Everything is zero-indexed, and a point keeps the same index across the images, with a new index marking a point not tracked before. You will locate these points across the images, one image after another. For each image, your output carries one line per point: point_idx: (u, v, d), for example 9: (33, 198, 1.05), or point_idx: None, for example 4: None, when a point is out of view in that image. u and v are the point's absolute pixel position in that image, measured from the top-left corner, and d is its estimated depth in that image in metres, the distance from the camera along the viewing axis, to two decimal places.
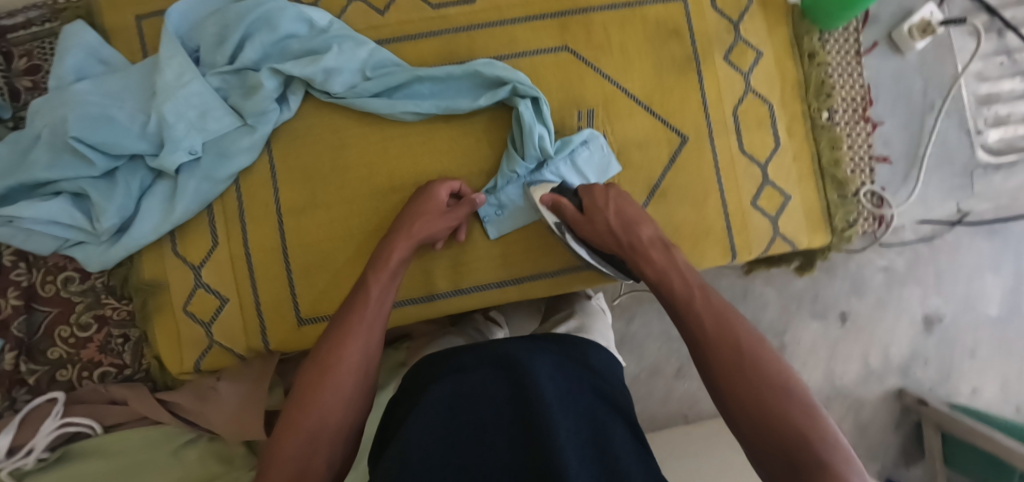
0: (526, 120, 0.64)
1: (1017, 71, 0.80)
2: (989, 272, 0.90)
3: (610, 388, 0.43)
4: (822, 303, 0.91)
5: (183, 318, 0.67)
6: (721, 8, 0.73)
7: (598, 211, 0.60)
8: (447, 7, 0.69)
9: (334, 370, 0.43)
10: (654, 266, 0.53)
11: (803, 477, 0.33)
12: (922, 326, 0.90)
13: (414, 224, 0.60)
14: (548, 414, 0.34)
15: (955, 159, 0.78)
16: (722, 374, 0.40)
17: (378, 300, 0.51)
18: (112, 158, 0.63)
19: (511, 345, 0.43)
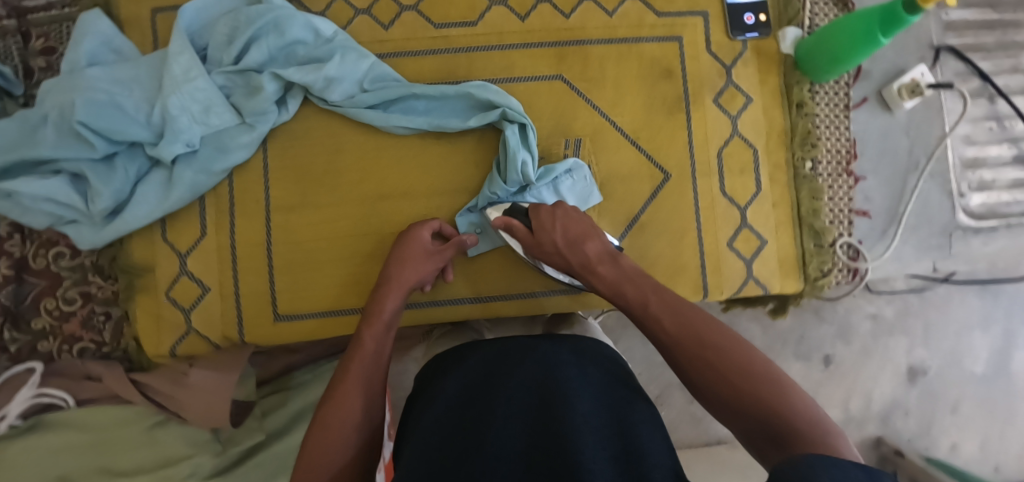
0: (511, 144, 0.66)
1: (1005, 138, 0.81)
2: (977, 330, 0.90)
3: (629, 377, 0.46)
4: (807, 345, 0.90)
5: (165, 303, 0.69)
6: (715, 52, 0.75)
7: (543, 233, 0.57)
8: (450, 28, 0.72)
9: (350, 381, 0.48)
10: (605, 283, 0.51)
11: (786, 451, 0.34)
12: (905, 377, 0.90)
13: (398, 268, 0.60)
14: (562, 406, 0.38)
15: (934, 220, 0.80)
16: (690, 368, 0.41)
17: (389, 313, 0.55)
18: (113, 144, 0.66)
19: (516, 343, 0.47)
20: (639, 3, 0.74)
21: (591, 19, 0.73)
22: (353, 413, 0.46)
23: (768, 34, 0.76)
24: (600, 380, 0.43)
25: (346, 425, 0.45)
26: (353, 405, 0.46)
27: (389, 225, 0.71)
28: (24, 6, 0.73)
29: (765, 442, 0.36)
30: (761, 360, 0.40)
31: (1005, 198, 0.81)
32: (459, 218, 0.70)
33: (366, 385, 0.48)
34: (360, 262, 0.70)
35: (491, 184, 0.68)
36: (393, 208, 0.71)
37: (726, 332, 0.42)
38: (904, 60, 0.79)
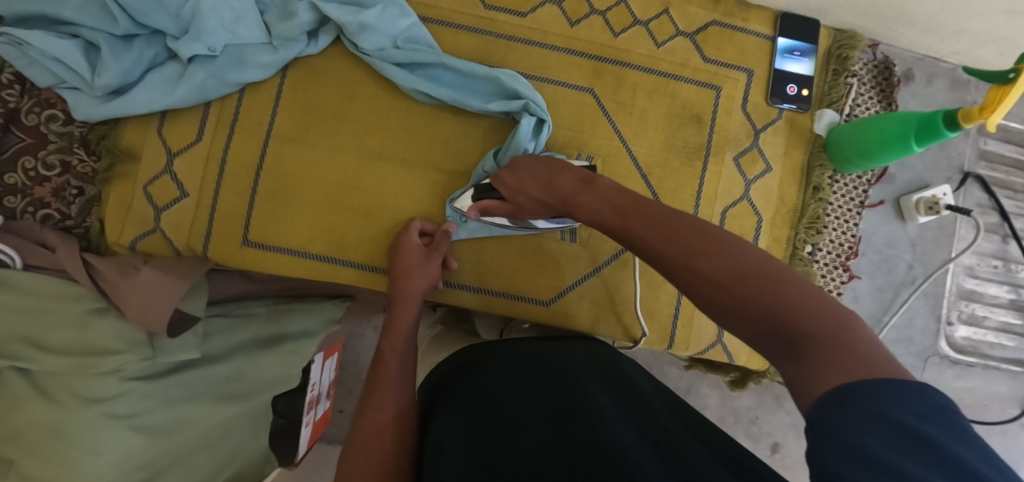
0: (521, 134, 0.65)
1: (1006, 280, 0.81)
2: None
3: (638, 376, 0.54)
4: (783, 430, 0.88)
5: (141, 194, 0.68)
6: (749, 113, 0.74)
7: (518, 195, 0.59)
8: (498, 12, 0.72)
9: (382, 386, 0.58)
10: (584, 212, 0.51)
11: (800, 352, 0.32)
12: None
13: (403, 280, 0.65)
14: (583, 398, 0.45)
15: (915, 341, 0.78)
16: (684, 279, 0.40)
17: (408, 323, 0.64)
18: (136, 26, 0.65)
19: (515, 354, 0.56)
20: (689, 43, 0.74)
21: (638, 45, 0.73)
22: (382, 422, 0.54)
23: (807, 109, 0.75)
24: (614, 384, 0.50)
25: (381, 428, 0.54)
26: (381, 423, 0.54)
27: (380, 184, 0.70)
28: None
29: (778, 349, 0.34)
30: (761, 260, 0.38)
31: (991, 339, 0.80)
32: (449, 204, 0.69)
33: (393, 398, 0.57)
34: (342, 213, 0.70)
35: (486, 160, 0.68)
36: (389, 169, 0.70)
37: (715, 233, 0.41)
38: (931, 175, 0.79)
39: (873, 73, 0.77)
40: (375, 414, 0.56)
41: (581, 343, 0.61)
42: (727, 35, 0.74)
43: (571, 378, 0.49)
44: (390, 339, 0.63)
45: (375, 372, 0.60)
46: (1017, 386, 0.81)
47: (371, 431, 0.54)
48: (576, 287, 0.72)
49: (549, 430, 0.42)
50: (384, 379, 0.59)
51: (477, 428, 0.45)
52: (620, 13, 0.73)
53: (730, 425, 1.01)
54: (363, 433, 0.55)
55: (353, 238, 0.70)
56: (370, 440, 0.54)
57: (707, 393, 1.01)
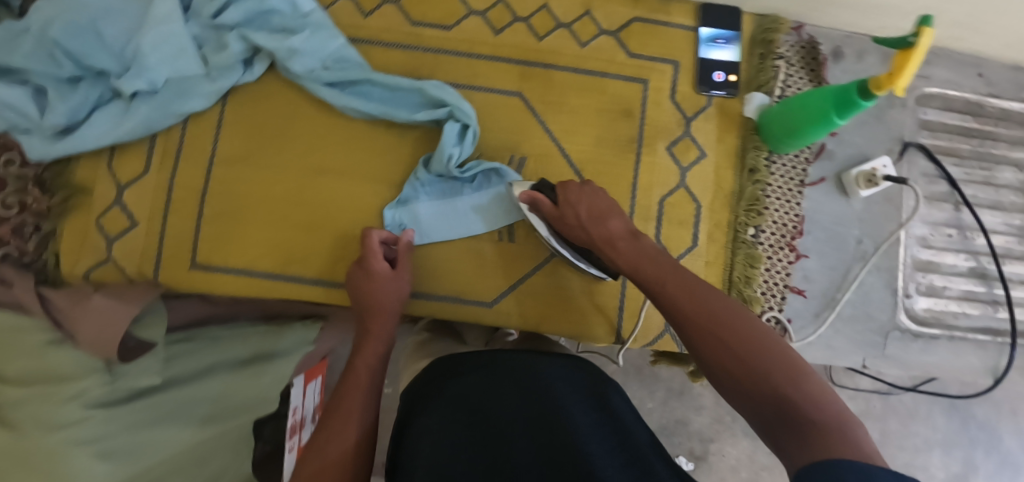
0: (445, 139, 0.67)
1: (962, 248, 0.80)
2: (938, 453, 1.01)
3: (608, 379, 0.55)
4: None
5: (94, 227, 0.71)
6: (679, 102, 0.75)
7: (569, 207, 0.60)
8: (425, 27, 0.75)
9: (352, 393, 0.55)
10: (623, 259, 0.53)
11: (804, 433, 0.35)
12: None
13: (373, 298, 0.64)
14: (563, 418, 0.45)
15: (874, 317, 0.76)
16: (704, 345, 0.43)
17: (381, 335, 0.62)
18: (81, 68, 0.69)
19: (507, 359, 0.53)
20: (613, 40, 0.75)
21: (562, 47, 0.75)
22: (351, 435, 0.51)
23: (736, 95, 0.76)
24: (588, 393, 0.50)
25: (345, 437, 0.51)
26: (351, 432, 0.52)
27: (321, 199, 0.72)
28: None
29: (782, 429, 0.37)
30: (781, 344, 0.41)
31: (954, 308, 0.79)
32: (386, 211, 0.71)
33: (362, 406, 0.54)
34: (286, 229, 0.72)
35: (422, 176, 0.70)
36: (329, 183, 0.72)
37: (745, 311, 0.44)
38: (872, 148, 0.78)
39: (801, 54, 0.78)
40: (342, 426, 0.52)
41: (563, 355, 0.58)
42: (651, 29, 0.76)
43: (546, 388, 0.48)
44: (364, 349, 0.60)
45: (344, 381, 0.57)
46: (987, 355, 0.79)
47: (333, 442, 0.51)
48: (519, 287, 0.72)
49: (534, 451, 0.43)
50: (353, 390, 0.55)
51: (461, 436, 0.45)
52: (543, 19, 0.76)
53: (726, 424, 1.03)
54: (322, 442, 0.51)
55: (297, 253, 0.71)
56: (331, 451, 0.50)
57: (701, 393, 1.03)
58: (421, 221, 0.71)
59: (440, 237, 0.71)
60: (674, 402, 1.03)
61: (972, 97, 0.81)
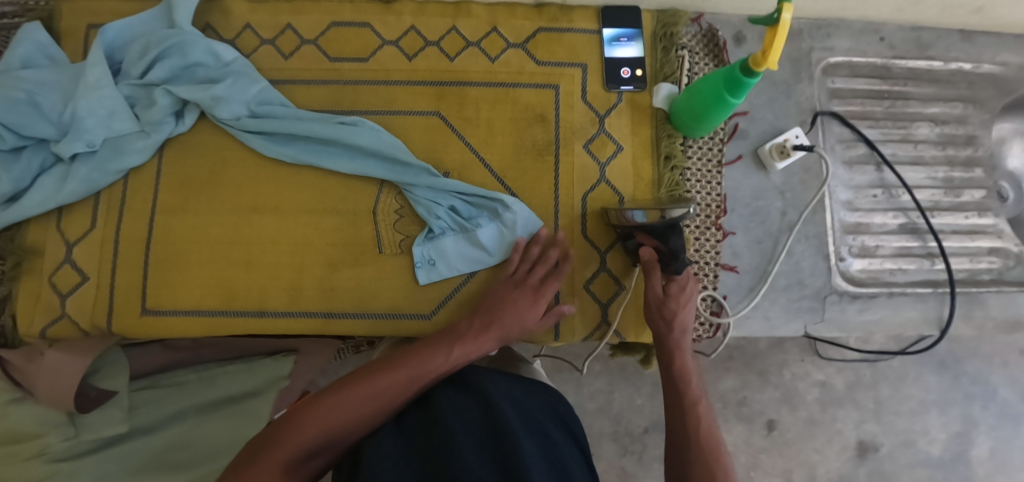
0: (406, 177, 0.73)
1: (890, 206, 0.82)
2: (933, 410, 1.09)
3: (563, 425, 0.56)
4: (796, 406, 1.09)
5: (47, 286, 0.75)
6: (590, 101, 0.79)
7: (670, 304, 0.65)
8: (342, 62, 0.79)
9: (398, 370, 0.56)
10: (679, 360, 0.62)
11: None
12: (857, 451, 1.07)
13: (515, 315, 0.66)
14: (509, 432, 0.45)
15: (807, 283, 0.78)
16: (688, 450, 0.53)
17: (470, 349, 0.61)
18: (23, 138, 0.74)
19: (477, 378, 0.56)
20: (521, 52, 0.79)
21: (472, 63, 0.79)
22: (375, 398, 0.52)
23: (644, 88, 0.79)
24: (534, 424, 0.51)
25: (369, 399, 0.52)
26: (375, 396, 0.53)
27: (259, 234, 0.75)
28: None
29: None
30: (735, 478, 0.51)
31: (889, 266, 0.80)
32: (415, 247, 0.73)
33: (409, 383, 0.55)
34: (227, 267, 0.75)
35: (433, 218, 0.72)
36: (264, 219, 0.75)
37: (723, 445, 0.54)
38: (784, 122, 0.81)
39: (703, 43, 0.81)
40: (391, 378, 0.54)
41: (525, 385, 0.59)
42: (555, 37, 0.80)
43: (497, 409, 0.49)
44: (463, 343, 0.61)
45: (426, 351, 0.59)
46: (927, 308, 0.79)
47: (384, 387, 0.53)
48: (452, 298, 0.74)
49: (478, 454, 0.43)
50: (425, 365, 0.57)
51: (410, 446, 0.47)
52: (452, 40, 0.79)
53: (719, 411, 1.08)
54: (378, 375, 0.55)
55: (239, 289, 0.74)
56: (378, 392, 0.53)
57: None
58: (447, 256, 0.73)
59: (474, 267, 0.73)
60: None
61: (877, 62, 0.84)
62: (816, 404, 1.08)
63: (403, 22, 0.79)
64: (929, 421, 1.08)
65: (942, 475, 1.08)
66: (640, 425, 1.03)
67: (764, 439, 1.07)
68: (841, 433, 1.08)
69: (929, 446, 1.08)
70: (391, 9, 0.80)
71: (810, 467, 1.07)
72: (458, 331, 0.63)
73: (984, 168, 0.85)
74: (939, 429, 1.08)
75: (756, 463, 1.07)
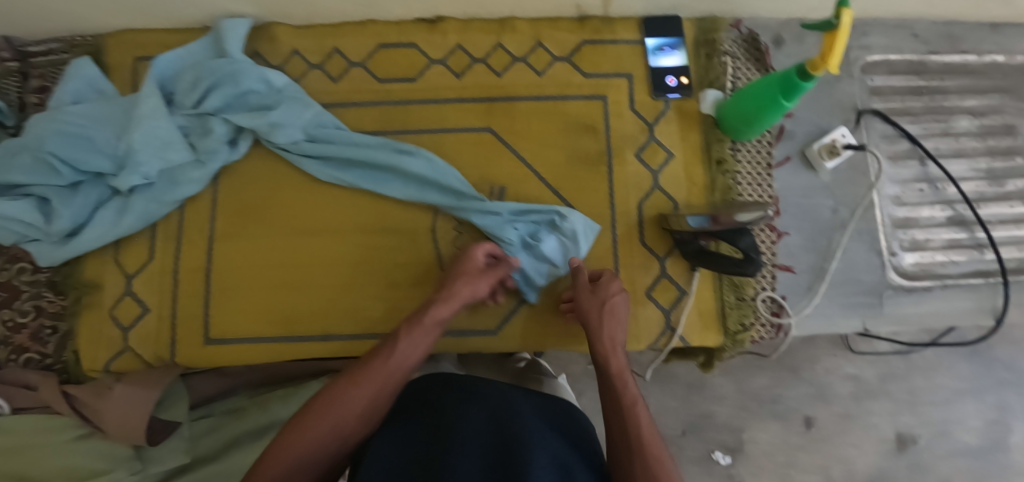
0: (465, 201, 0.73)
1: (936, 199, 0.83)
2: (968, 398, 1.09)
3: (581, 438, 0.56)
4: (829, 401, 1.08)
5: (108, 320, 0.75)
6: (639, 110, 0.80)
7: (598, 292, 0.66)
8: (391, 83, 0.79)
9: (365, 377, 0.56)
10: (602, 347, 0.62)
11: None
12: (895, 444, 1.07)
13: (461, 282, 0.65)
14: (518, 442, 0.46)
15: (862, 280, 0.79)
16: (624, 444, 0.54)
17: (425, 332, 0.62)
18: (80, 173, 0.74)
19: (492, 387, 0.57)
20: (568, 65, 0.80)
21: (520, 78, 0.79)
22: (351, 410, 0.54)
23: (690, 95, 0.80)
24: (550, 437, 0.51)
25: (345, 413, 0.54)
26: (348, 408, 0.54)
27: (315, 257, 0.75)
28: (28, 51, 0.83)
29: None
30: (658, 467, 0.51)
31: (940, 258, 0.81)
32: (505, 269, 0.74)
33: (381, 383, 0.56)
34: (288, 292, 0.75)
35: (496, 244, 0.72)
36: (320, 241, 0.75)
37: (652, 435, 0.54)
38: (827, 121, 0.82)
39: (744, 47, 0.82)
40: (357, 389, 0.55)
41: (541, 397, 0.59)
42: (599, 49, 0.81)
43: (512, 423, 0.49)
44: (398, 348, 0.60)
45: (378, 354, 0.59)
46: (981, 298, 0.80)
47: (355, 397, 0.55)
48: (517, 311, 0.75)
49: (480, 468, 0.44)
50: (365, 384, 0.56)
51: (414, 445, 0.49)
52: (499, 56, 0.80)
53: (753, 410, 1.07)
54: (346, 384, 0.56)
55: (301, 313, 0.74)
56: (349, 405, 0.54)
57: (721, 384, 1.08)
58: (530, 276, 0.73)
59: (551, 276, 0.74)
60: (695, 397, 1.08)
61: (912, 58, 0.85)
62: (849, 398, 1.08)
63: (449, 41, 0.80)
64: (964, 409, 1.09)
65: (981, 464, 1.07)
66: (676, 427, 1.06)
67: (801, 436, 1.07)
68: (877, 426, 1.08)
69: (965, 435, 1.08)
70: (437, 29, 0.80)
71: (848, 463, 1.06)
72: (411, 319, 0.63)
73: None
74: (974, 417, 1.08)
75: (794, 461, 1.06)
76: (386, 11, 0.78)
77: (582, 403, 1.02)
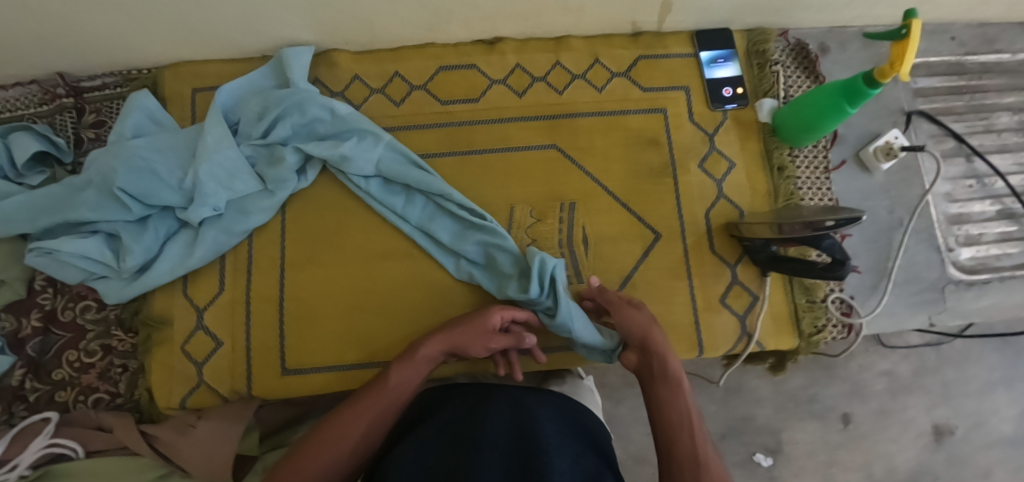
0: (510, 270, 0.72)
1: (986, 194, 0.85)
2: (1000, 388, 1.00)
3: (592, 436, 0.56)
4: (861, 395, 1.00)
5: (180, 355, 0.73)
6: (698, 121, 0.81)
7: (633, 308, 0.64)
8: (454, 104, 0.80)
9: (358, 408, 0.56)
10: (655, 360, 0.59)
11: None
12: (932, 437, 0.99)
13: (460, 334, 0.62)
14: (538, 446, 0.47)
15: (924, 276, 0.81)
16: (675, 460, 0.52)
17: (419, 365, 0.60)
18: (147, 207, 0.73)
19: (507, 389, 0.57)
20: (625, 80, 0.82)
21: (581, 95, 0.81)
22: (348, 440, 0.53)
23: (746, 105, 0.82)
24: (566, 441, 0.51)
25: (342, 443, 0.53)
26: (345, 439, 0.54)
27: (391, 282, 0.75)
28: (81, 86, 0.81)
29: None
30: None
31: (995, 251, 0.84)
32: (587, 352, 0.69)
33: (374, 416, 0.55)
34: (364, 318, 0.74)
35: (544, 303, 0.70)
36: (394, 267, 0.75)
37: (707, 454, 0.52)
38: (877, 124, 0.84)
39: (793, 57, 0.85)
40: (351, 420, 0.54)
41: (551, 394, 0.59)
42: (655, 63, 0.82)
43: (532, 425, 0.50)
44: (391, 381, 0.58)
45: (372, 386, 0.58)
46: None
47: (350, 430, 0.54)
48: None
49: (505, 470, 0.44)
50: (361, 423, 0.55)
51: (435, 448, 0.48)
52: (558, 74, 0.81)
53: (791, 411, 0.99)
54: (341, 416, 0.55)
55: (379, 339, 0.73)
56: (344, 438, 0.53)
57: (757, 386, 0.99)
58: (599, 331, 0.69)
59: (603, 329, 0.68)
60: (733, 400, 0.99)
61: (951, 60, 0.88)
62: (885, 393, 1.00)
63: (507, 61, 0.81)
64: (996, 400, 1.00)
65: (1019, 453, 0.99)
66: (715, 431, 0.98)
67: (840, 434, 0.99)
68: (913, 421, 0.99)
69: (1001, 424, 1.00)
70: (495, 50, 0.81)
71: (889, 458, 0.98)
72: (404, 354, 0.61)
73: None
74: (1008, 406, 1.00)
75: (834, 460, 0.98)
76: (447, 33, 0.79)
77: (620, 411, 0.98)
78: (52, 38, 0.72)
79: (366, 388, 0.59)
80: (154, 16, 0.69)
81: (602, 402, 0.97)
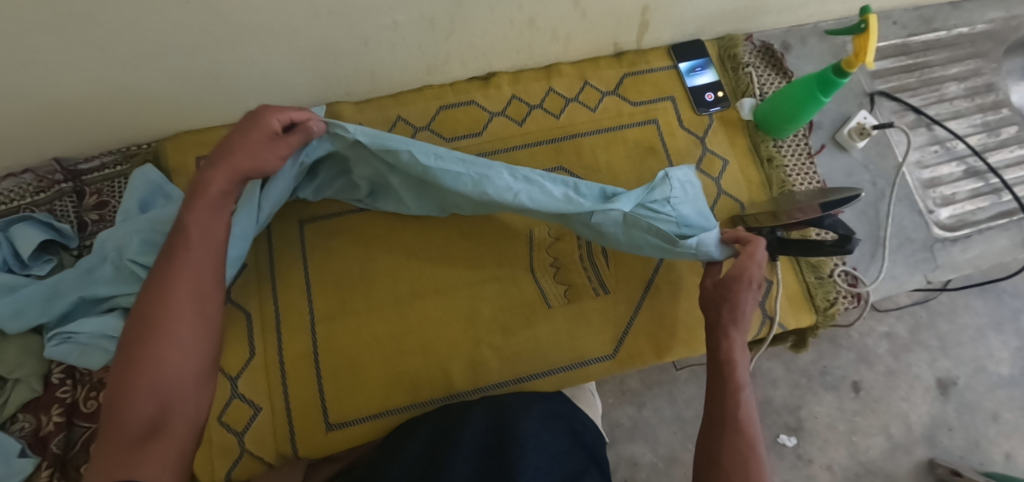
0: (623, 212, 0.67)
1: (950, 157, 0.93)
2: (990, 331, 1.06)
3: (581, 433, 0.63)
4: (867, 361, 1.04)
5: (217, 427, 0.70)
6: (688, 127, 0.87)
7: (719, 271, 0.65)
8: (459, 140, 0.83)
9: (163, 321, 0.49)
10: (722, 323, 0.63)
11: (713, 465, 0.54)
12: (937, 390, 1.03)
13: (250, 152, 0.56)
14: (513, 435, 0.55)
15: (914, 239, 0.87)
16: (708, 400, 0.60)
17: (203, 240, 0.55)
18: None
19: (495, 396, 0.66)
20: (616, 97, 0.87)
21: (578, 116, 0.85)
22: (170, 356, 0.48)
23: (728, 106, 0.89)
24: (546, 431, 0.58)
25: (167, 358, 0.48)
26: (165, 352, 0.48)
27: (426, 321, 0.76)
28: (79, 169, 0.81)
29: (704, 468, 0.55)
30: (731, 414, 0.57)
31: (969, 207, 0.91)
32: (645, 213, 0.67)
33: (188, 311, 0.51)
34: (403, 358, 0.74)
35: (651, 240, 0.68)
36: (426, 303, 0.76)
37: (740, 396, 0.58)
38: (847, 108, 0.92)
39: (761, 57, 0.92)
40: (161, 328, 0.49)
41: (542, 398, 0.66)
42: (640, 79, 0.88)
43: (511, 426, 0.56)
44: (181, 262, 0.52)
45: (157, 291, 0.51)
46: (1014, 235, 0.90)
47: (168, 341, 0.48)
48: (628, 332, 0.77)
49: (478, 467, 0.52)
50: (181, 320, 0.50)
51: (432, 441, 0.59)
52: (553, 99, 0.86)
53: (806, 386, 1.02)
54: (148, 335, 0.48)
55: (421, 377, 0.74)
56: (164, 352, 0.48)
57: (771, 367, 1.03)
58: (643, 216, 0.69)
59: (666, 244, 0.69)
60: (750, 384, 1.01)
61: (897, 42, 0.97)
62: (888, 355, 1.04)
63: (504, 93, 0.85)
64: (988, 343, 1.06)
65: (1021, 392, 1.03)
66: None
67: (855, 401, 1.02)
68: (919, 377, 1.04)
69: (997, 366, 1.05)
70: (491, 84, 0.85)
71: (904, 417, 1.01)
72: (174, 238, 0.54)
73: (1010, 108, 0.98)
74: (1001, 348, 1.06)
75: (854, 427, 1.01)
76: (445, 74, 0.83)
77: (646, 414, 0.99)
78: (56, 125, 0.72)
79: (148, 290, 0.51)
80: (162, 91, 0.71)
81: (626, 408, 0.98)
